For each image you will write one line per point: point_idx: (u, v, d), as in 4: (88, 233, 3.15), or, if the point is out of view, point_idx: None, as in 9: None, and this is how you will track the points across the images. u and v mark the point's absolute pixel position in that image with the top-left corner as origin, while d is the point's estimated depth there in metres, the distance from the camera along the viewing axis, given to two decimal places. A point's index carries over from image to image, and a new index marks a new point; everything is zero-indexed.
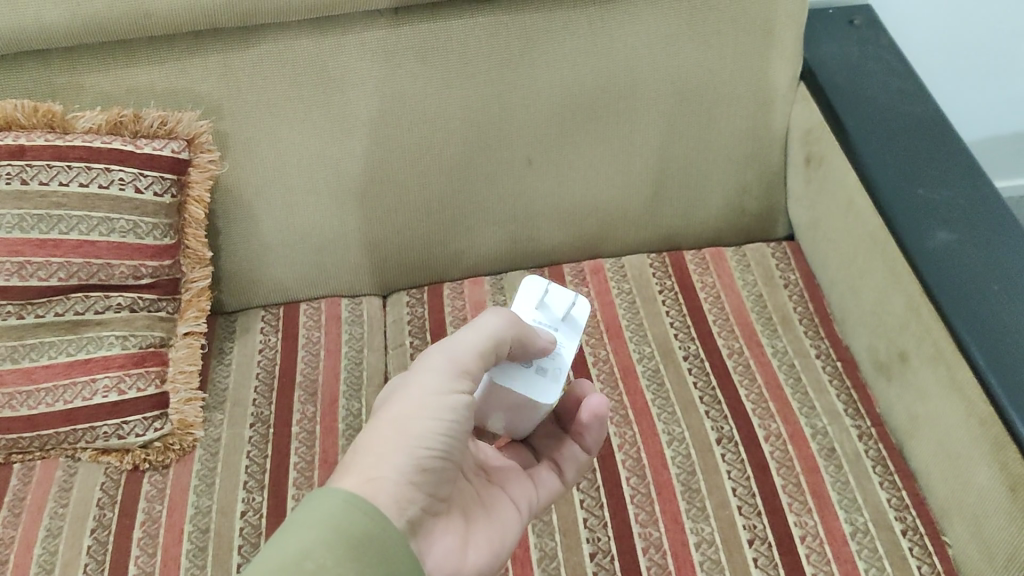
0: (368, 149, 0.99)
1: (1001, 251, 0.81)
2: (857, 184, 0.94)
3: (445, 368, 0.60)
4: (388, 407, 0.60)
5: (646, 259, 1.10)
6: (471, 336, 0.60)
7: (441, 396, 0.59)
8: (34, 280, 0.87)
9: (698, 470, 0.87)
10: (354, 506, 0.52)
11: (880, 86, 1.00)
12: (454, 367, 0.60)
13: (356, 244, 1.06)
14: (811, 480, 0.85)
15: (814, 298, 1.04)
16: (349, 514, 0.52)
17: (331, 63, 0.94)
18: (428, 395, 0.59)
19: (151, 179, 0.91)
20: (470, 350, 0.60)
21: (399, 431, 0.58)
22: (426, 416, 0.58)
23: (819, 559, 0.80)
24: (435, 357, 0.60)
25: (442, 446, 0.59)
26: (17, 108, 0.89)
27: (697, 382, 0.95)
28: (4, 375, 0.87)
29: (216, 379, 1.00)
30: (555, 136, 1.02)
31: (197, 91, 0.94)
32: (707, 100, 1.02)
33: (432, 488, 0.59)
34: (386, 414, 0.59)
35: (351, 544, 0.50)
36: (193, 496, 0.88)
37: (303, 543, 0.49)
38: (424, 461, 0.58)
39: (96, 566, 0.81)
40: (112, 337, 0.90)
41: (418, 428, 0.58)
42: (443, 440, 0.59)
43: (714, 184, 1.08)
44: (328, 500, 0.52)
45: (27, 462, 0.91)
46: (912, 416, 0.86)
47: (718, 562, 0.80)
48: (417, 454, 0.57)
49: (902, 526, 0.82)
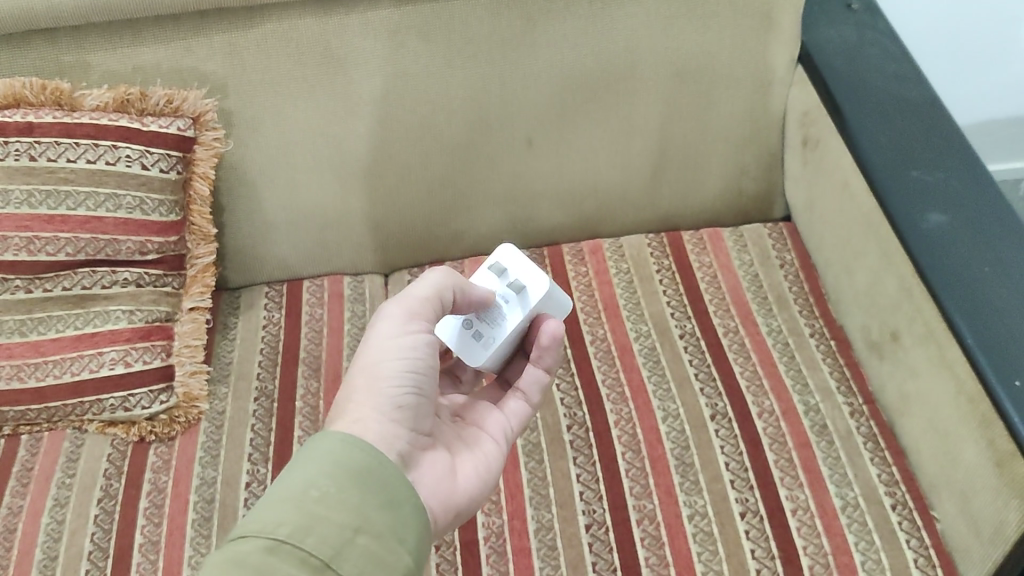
0: (371, 128, 1.01)
1: (991, 231, 0.83)
2: (852, 166, 0.95)
3: (402, 314, 0.63)
4: (358, 363, 0.62)
5: (644, 240, 1.11)
6: (423, 287, 0.64)
7: (405, 339, 0.62)
8: (42, 255, 0.89)
9: (692, 445, 0.88)
10: (350, 443, 0.53)
11: (877, 69, 1.02)
12: (411, 311, 0.63)
13: (358, 223, 1.07)
14: (803, 456, 0.87)
15: (809, 279, 1.05)
16: (345, 449, 0.53)
17: (335, 43, 0.95)
18: (393, 341, 0.62)
19: (157, 156, 0.93)
20: (421, 297, 0.64)
21: (374, 375, 0.61)
22: (393, 357, 0.62)
23: (810, 532, 0.81)
24: (389, 309, 0.63)
25: (416, 383, 0.62)
26: (25, 85, 0.91)
27: (692, 360, 0.97)
28: (12, 347, 0.89)
29: (221, 354, 1.01)
30: (555, 116, 1.03)
31: (203, 70, 0.95)
32: (705, 82, 1.03)
33: (414, 423, 0.62)
34: (359, 370, 0.62)
35: (350, 478, 0.51)
36: (198, 467, 0.89)
37: (305, 478, 0.50)
38: (401, 397, 0.61)
39: (103, 535, 0.83)
40: (118, 311, 0.92)
41: (390, 372, 0.61)
42: (415, 378, 0.62)
43: (711, 164, 1.10)
44: (325, 441, 0.53)
45: (34, 434, 0.93)
46: (902, 393, 0.88)
47: (710, 534, 0.81)
48: (394, 393, 0.61)
49: (892, 501, 0.84)
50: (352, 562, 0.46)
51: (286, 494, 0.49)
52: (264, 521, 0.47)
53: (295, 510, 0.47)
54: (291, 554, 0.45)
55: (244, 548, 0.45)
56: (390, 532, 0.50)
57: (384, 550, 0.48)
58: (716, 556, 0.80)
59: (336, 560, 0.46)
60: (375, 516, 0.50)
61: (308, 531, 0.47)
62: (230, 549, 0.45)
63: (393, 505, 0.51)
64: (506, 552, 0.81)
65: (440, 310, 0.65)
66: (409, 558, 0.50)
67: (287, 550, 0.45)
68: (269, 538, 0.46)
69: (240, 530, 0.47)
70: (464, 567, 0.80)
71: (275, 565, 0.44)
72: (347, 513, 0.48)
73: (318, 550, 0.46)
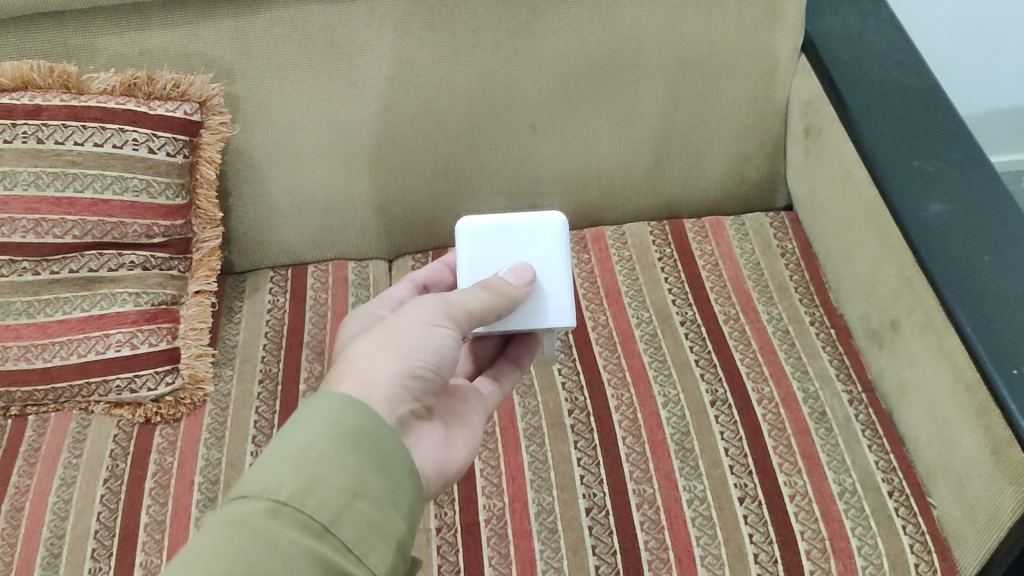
0: (376, 114, 1.01)
1: (991, 220, 0.83)
2: (854, 156, 0.96)
3: (442, 304, 0.61)
4: (380, 331, 0.60)
5: (647, 227, 1.12)
6: (468, 296, 0.62)
7: (434, 322, 0.60)
8: (49, 237, 0.90)
9: (692, 430, 0.89)
10: (351, 405, 0.51)
11: (879, 58, 1.02)
12: (450, 304, 0.61)
13: (363, 208, 1.08)
14: (802, 442, 0.88)
15: (810, 267, 1.06)
16: (345, 410, 0.51)
17: (341, 29, 0.96)
18: (422, 321, 0.60)
19: (164, 140, 0.93)
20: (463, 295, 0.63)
21: (390, 341, 0.58)
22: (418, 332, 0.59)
23: (808, 517, 0.82)
24: (428, 298, 0.62)
25: (433, 363, 0.59)
26: (33, 69, 0.91)
27: (693, 347, 0.97)
28: (19, 329, 0.89)
29: (226, 337, 1.02)
30: (559, 103, 1.03)
31: (209, 55, 0.96)
32: (709, 70, 1.04)
33: (418, 395, 0.59)
34: (377, 334, 0.59)
35: (350, 440, 0.50)
36: (202, 448, 0.90)
37: (305, 438, 0.49)
38: (415, 371, 0.58)
39: (109, 514, 0.84)
40: (125, 294, 0.92)
41: (411, 342, 0.59)
42: (433, 357, 0.59)
43: (714, 153, 1.10)
44: (324, 399, 0.52)
45: (41, 414, 0.94)
46: (901, 381, 0.89)
47: (709, 518, 0.82)
48: (411, 364, 0.58)
49: (889, 487, 0.84)
50: (352, 528, 0.46)
51: (285, 453, 0.48)
52: (265, 480, 0.46)
53: (296, 470, 0.47)
54: (292, 516, 0.45)
55: (245, 510, 0.45)
56: (387, 498, 0.49)
57: (381, 515, 0.48)
58: (714, 540, 0.81)
59: (337, 525, 0.46)
60: (373, 481, 0.49)
61: (308, 492, 0.46)
62: (231, 509, 0.45)
63: (389, 470, 0.50)
64: (507, 534, 0.82)
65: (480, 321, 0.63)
66: (404, 522, 0.50)
67: (289, 513, 0.45)
68: (270, 499, 0.45)
69: (241, 486, 0.47)
70: (465, 549, 0.81)
71: (277, 530, 0.45)
72: (346, 476, 0.48)
73: (319, 514, 0.46)
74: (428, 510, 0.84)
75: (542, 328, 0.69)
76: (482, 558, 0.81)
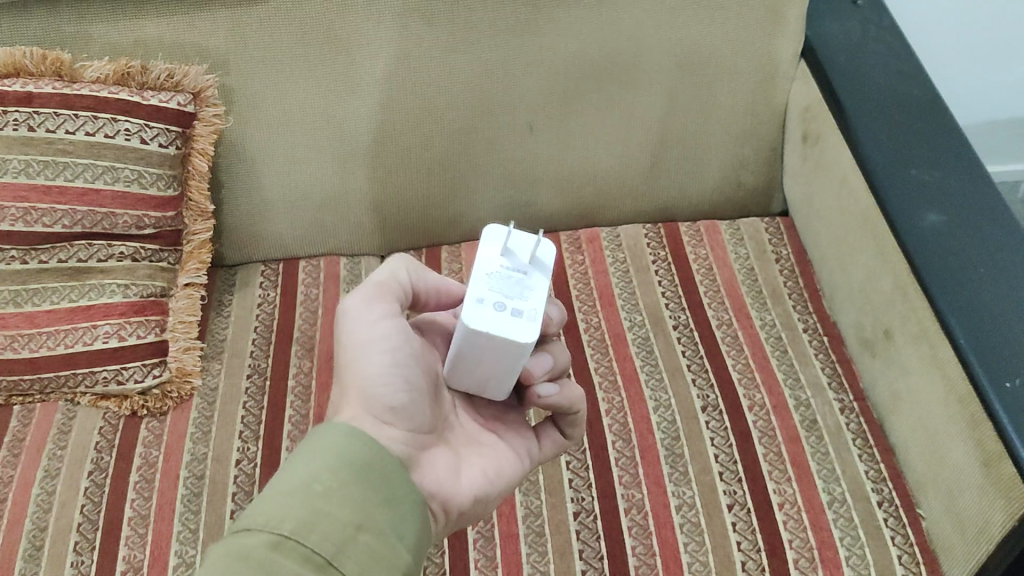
0: (371, 110, 1.00)
1: (988, 231, 0.83)
2: (852, 163, 0.95)
3: (367, 301, 0.61)
4: (341, 366, 0.61)
5: (641, 230, 1.11)
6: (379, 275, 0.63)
7: (375, 327, 0.60)
8: (39, 226, 0.89)
9: (683, 436, 0.89)
10: (352, 437, 0.53)
11: (880, 64, 1.01)
12: (373, 298, 0.61)
13: (356, 204, 1.07)
14: (792, 450, 0.88)
15: (804, 274, 1.06)
16: (347, 445, 0.52)
17: (338, 23, 0.95)
18: (372, 333, 0.60)
19: (157, 131, 0.93)
20: (378, 282, 0.62)
21: (360, 380, 0.59)
22: (375, 350, 0.59)
23: (796, 526, 0.82)
24: (350, 304, 0.61)
25: (406, 368, 0.60)
26: (25, 55, 0.90)
27: (685, 352, 0.97)
28: (7, 319, 0.88)
29: (215, 330, 1.01)
30: (556, 102, 1.03)
31: (204, 45, 0.95)
32: (708, 74, 1.03)
33: (414, 411, 0.60)
34: (346, 374, 0.60)
35: (355, 471, 0.51)
36: (189, 443, 0.89)
37: (310, 469, 0.50)
38: (393, 393, 0.59)
39: (93, 507, 0.83)
40: (114, 285, 0.92)
41: (371, 366, 0.59)
42: (401, 366, 0.60)
43: (711, 157, 1.10)
44: (331, 432, 0.53)
45: (27, 405, 0.93)
46: (893, 391, 0.88)
47: (697, 525, 0.82)
48: (383, 391, 0.58)
49: (879, 498, 0.84)
50: (355, 559, 0.46)
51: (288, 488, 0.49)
52: (268, 515, 0.46)
53: (301, 504, 0.47)
54: (295, 549, 0.45)
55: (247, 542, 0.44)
56: (391, 529, 0.50)
57: (386, 547, 0.48)
58: (702, 547, 0.80)
59: (340, 558, 0.46)
60: (377, 513, 0.50)
61: (312, 525, 0.46)
62: (232, 542, 0.44)
63: (393, 502, 0.51)
64: (494, 537, 0.81)
65: (402, 298, 0.64)
66: (408, 554, 0.50)
67: (291, 545, 0.45)
68: (272, 532, 0.45)
69: (244, 520, 0.46)
70: (451, 550, 0.80)
71: (278, 560, 0.44)
72: (350, 510, 0.48)
73: (321, 547, 0.45)
74: None
75: (500, 239, 0.55)
76: (468, 560, 0.80)
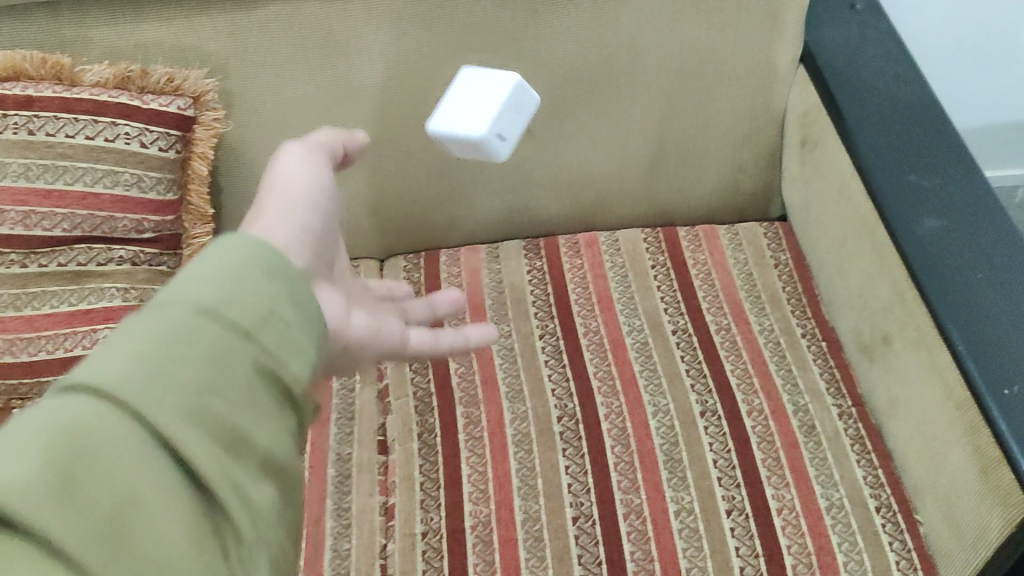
0: (370, 113, 1.01)
1: (986, 237, 0.83)
2: (850, 169, 0.96)
3: (309, 299, 0.53)
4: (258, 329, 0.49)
5: (640, 235, 1.12)
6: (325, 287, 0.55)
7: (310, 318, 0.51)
8: (38, 229, 0.89)
9: (681, 441, 0.89)
10: (261, 245, 0.43)
11: (878, 69, 1.01)
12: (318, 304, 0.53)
13: (355, 206, 1.07)
14: (790, 455, 0.88)
15: (803, 279, 1.06)
16: (255, 247, 0.43)
17: (337, 28, 0.95)
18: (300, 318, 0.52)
19: (157, 135, 0.93)
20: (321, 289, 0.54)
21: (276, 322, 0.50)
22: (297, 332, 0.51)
23: (794, 531, 0.82)
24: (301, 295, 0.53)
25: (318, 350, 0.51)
26: (25, 59, 0.90)
27: (684, 357, 0.97)
28: (6, 322, 0.88)
29: None
30: (555, 107, 1.03)
31: (204, 49, 0.95)
32: (707, 79, 1.03)
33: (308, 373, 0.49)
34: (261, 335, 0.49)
35: (270, 276, 0.42)
36: None
37: (221, 272, 0.41)
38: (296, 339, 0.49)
39: None
40: (113, 289, 0.92)
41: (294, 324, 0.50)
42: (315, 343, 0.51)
43: (710, 161, 1.10)
44: (232, 242, 0.43)
45: (25, 409, 0.92)
46: (891, 397, 0.89)
47: (696, 530, 0.82)
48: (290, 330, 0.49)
49: (876, 503, 0.84)
50: (273, 336, 0.41)
51: (199, 306, 0.39)
52: (187, 289, 0.40)
53: (199, 308, 0.39)
54: (208, 328, 0.39)
55: (69, 405, 0.35)
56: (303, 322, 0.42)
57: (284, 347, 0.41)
58: (700, 553, 0.81)
59: (257, 332, 0.40)
60: (289, 309, 0.42)
61: (223, 306, 0.40)
62: (143, 320, 0.39)
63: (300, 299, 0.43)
64: (493, 542, 0.82)
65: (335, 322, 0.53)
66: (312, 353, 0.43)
67: (204, 325, 0.39)
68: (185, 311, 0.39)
69: (162, 298, 0.40)
70: (450, 554, 0.81)
71: (190, 329, 0.39)
72: (259, 298, 0.41)
73: (236, 323, 0.40)
74: (413, 514, 0.84)
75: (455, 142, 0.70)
76: (467, 565, 0.80)
